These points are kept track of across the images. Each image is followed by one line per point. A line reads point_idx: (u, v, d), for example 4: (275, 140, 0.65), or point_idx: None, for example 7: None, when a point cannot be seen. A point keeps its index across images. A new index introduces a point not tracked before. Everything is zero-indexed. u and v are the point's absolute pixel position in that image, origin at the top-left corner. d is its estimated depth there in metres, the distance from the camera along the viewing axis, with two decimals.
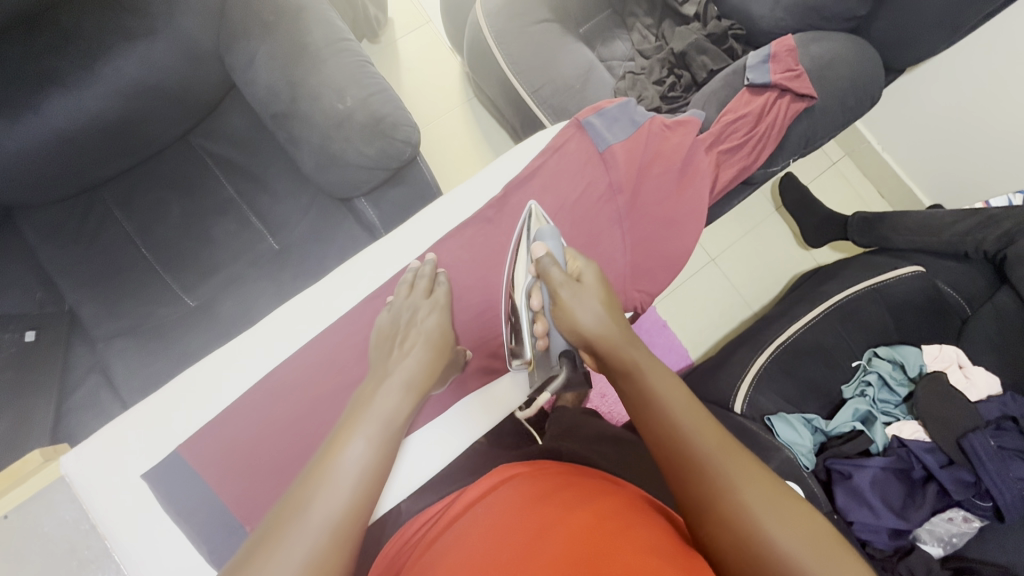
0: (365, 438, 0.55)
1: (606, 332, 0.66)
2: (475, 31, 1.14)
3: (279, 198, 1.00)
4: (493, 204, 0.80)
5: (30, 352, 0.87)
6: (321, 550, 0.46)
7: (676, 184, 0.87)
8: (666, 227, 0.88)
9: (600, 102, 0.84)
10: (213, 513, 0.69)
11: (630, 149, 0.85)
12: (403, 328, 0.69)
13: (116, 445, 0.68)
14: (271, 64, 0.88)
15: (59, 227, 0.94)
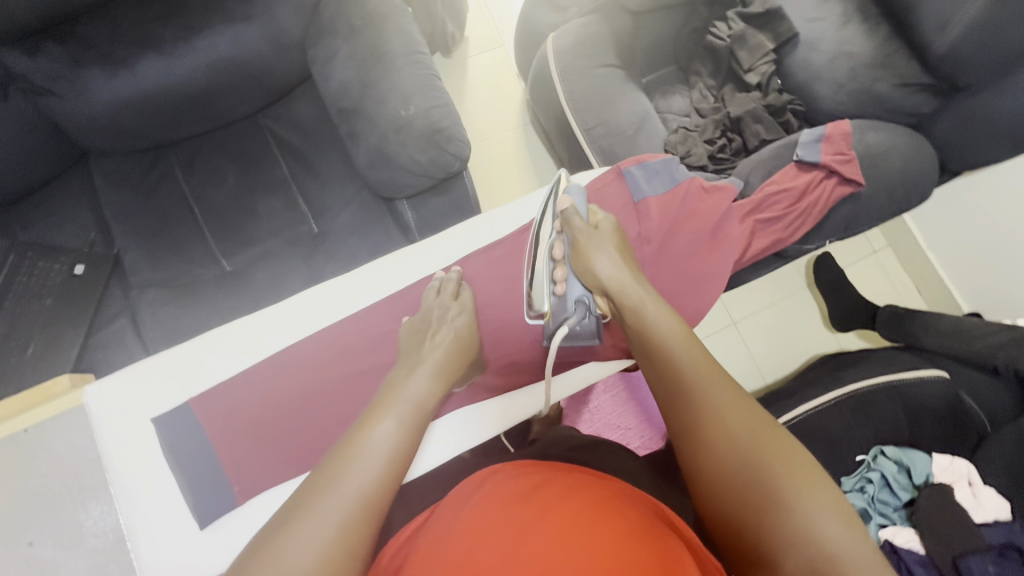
0: (395, 421, 0.58)
1: (621, 275, 0.71)
2: (542, 63, 1.19)
3: (327, 186, 1.05)
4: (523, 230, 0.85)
5: (73, 282, 0.95)
6: (352, 517, 0.48)
7: (705, 245, 0.87)
8: (688, 285, 0.86)
9: (644, 155, 0.88)
10: (207, 467, 0.72)
11: (665, 203, 0.87)
12: (435, 323, 0.73)
13: (135, 386, 0.73)
14: (348, 63, 0.94)
15: (125, 175, 1.01)
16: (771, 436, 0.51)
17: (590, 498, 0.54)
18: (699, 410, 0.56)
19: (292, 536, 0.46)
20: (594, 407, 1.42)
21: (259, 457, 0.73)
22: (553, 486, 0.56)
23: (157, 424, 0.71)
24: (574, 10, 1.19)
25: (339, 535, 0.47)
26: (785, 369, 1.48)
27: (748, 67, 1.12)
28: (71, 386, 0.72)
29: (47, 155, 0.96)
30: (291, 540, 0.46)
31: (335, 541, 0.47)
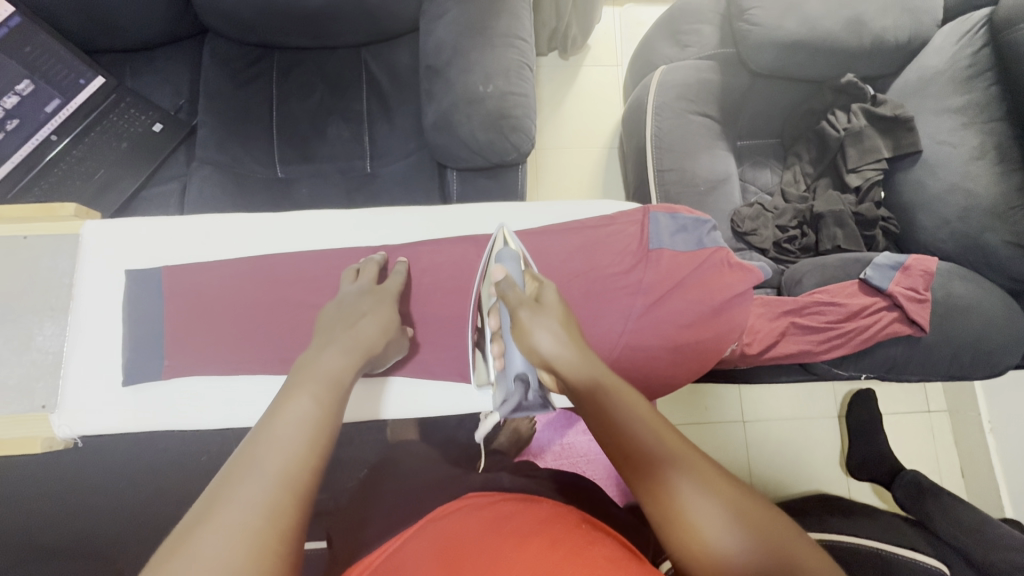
0: (312, 397, 0.55)
1: (565, 354, 0.61)
2: (643, 92, 1.16)
3: (394, 133, 1.08)
4: (536, 235, 0.83)
5: (151, 136, 1.04)
6: (272, 499, 0.45)
7: (702, 320, 0.78)
8: (669, 354, 0.78)
9: (677, 206, 0.82)
10: (151, 332, 0.79)
11: (679, 262, 0.80)
12: (348, 311, 0.71)
13: (128, 238, 0.81)
14: (452, 26, 0.95)
15: (228, 61, 1.08)
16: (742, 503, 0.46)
17: (568, 533, 0.52)
18: (661, 490, 0.48)
19: (208, 529, 0.42)
20: (567, 443, 1.38)
21: (202, 344, 0.79)
22: (515, 521, 0.55)
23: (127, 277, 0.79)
24: (695, 50, 1.12)
25: (265, 522, 0.43)
26: (779, 490, 1.36)
27: (852, 167, 1.03)
28: (74, 216, 0.79)
29: (170, 21, 1.05)
30: (207, 534, 0.42)
31: (260, 531, 0.43)
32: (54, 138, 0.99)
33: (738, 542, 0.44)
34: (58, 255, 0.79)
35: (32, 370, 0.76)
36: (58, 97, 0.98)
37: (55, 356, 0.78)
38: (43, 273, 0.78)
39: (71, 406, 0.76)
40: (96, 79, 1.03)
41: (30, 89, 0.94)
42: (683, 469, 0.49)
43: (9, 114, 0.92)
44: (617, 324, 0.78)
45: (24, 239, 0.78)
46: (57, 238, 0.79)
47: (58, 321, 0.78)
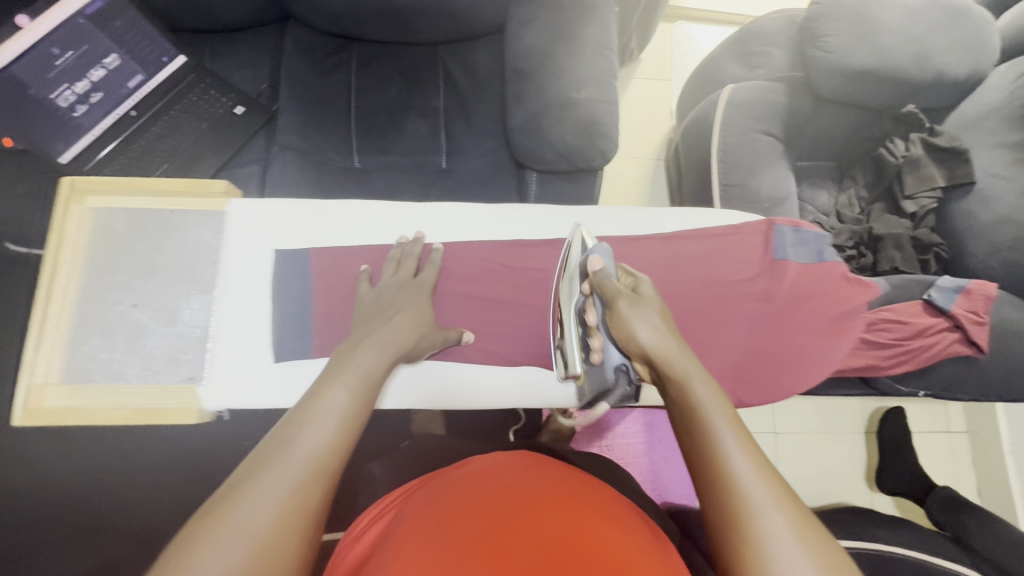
0: (346, 388, 0.57)
1: (664, 344, 0.60)
2: (710, 108, 1.19)
3: (472, 131, 1.10)
4: (663, 238, 0.79)
5: (232, 118, 1.05)
6: (301, 481, 0.46)
7: (823, 330, 0.79)
8: (791, 361, 0.78)
9: (802, 220, 0.80)
10: (300, 314, 0.78)
11: (803, 274, 0.80)
12: (386, 306, 0.72)
13: (275, 217, 0.81)
14: (541, 32, 0.97)
15: (308, 50, 1.09)
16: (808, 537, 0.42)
17: (550, 481, 0.60)
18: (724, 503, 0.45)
19: (243, 499, 0.44)
20: (606, 444, 1.40)
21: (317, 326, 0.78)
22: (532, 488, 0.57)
23: (277, 256, 0.79)
24: (764, 70, 1.18)
25: (291, 500, 0.45)
26: (807, 501, 1.40)
27: (908, 194, 1.08)
28: (222, 193, 0.79)
29: (257, 6, 1.06)
30: (242, 505, 0.43)
31: (288, 506, 0.44)
32: (133, 113, 1.00)
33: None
34: (195, 230, 0.78)
35: (179, 342, 0.76)
36: (141, 73, 0.99)
37: (202, 330, 0.77)
38: (190, 246, 0.78)
39: (217, 380, 0.75)
40: (177, 59, 1.03)
41: (116, 63, 0.95)
42: (761, 503, 0.43)
43: (94, 87, 0.93)
44: (744, 331, 0.77)
45: (169, 213, 0.78)
46: (203, 214, 0.79)
47: (202, 297, 0.77)
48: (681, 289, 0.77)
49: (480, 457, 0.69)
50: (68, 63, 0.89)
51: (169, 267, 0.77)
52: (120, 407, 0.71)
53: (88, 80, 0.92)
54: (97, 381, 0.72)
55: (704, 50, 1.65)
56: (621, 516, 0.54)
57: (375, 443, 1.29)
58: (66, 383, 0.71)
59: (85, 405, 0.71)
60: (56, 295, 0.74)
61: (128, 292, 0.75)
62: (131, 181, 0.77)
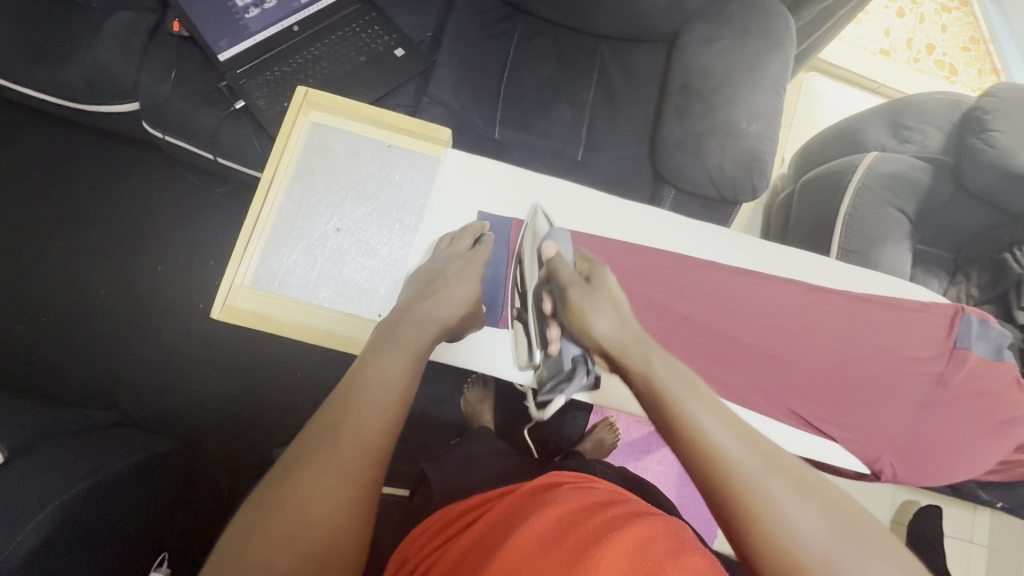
0: (396, 358, 0.58)
1: (622, 336, 0.61)
2: (849, 169, 1.18)
3: (615, 132, 1.08)
4: (851, 297, 0.75)
5: (389, 57, 1.03)
6: (350, 464, 0.48)
7: (987, 428, 0.73)
8: (950, 453, 0.72)
9: (992, 314, 0.75)
10: (493, 282, 0.76)
11: (983, 368, 0.73)
12: (437, 274, 0.69)
13: (483, 177, 0.80)
14: (722, 55, 0.97)
15: (478, 11, 1.08)
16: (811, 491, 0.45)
17: (614, 509, 0.58)
18: (726, 492, 0.45)
19: (299, 479, 0.46)
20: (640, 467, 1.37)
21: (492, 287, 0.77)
22: (587, 515, 0.56)
23: (480, 218, 0.78)
24: (914, 147, 1.18)
25: (342, 485, 0.47)
26: None
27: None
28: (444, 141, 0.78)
29: None
30: (297, 489, 0.46)
31: (336, 492, 0.47)
32: (295, 29, 1.00)
33: (811, 532, 0.43)
34: (392, 167, 0.78)
35: (374, 276, 0.74)
36: None
37: (397, 270, 0.75)
38: (403, 183, 0.77)
39: None
40: None
41: None
42: (754, 474, 0.46)
43: None
44: (912, 411, 0.72)
45: (387, 147, 0.78)
46: (419, 156, 0.79)
47: (403, 239, 0.76)
48: (852, 353, 0.74)
49: (553, 479, 0.69)
50: None
51: (374, 199, 0.76)
52: (313, 326, 0.71)
53: None
54: (289, 296, 0.71)
55: (829, 106, 1.63)
56: (692, 548, 0.50)
57: (425, 411, 1.29)
58: (259, 288, 0.71)
59: (278, 316, 0.71)
60: (268, 200, 0.73)
61: (336, 213, 0.75)
62: (359, 107, 0.76)
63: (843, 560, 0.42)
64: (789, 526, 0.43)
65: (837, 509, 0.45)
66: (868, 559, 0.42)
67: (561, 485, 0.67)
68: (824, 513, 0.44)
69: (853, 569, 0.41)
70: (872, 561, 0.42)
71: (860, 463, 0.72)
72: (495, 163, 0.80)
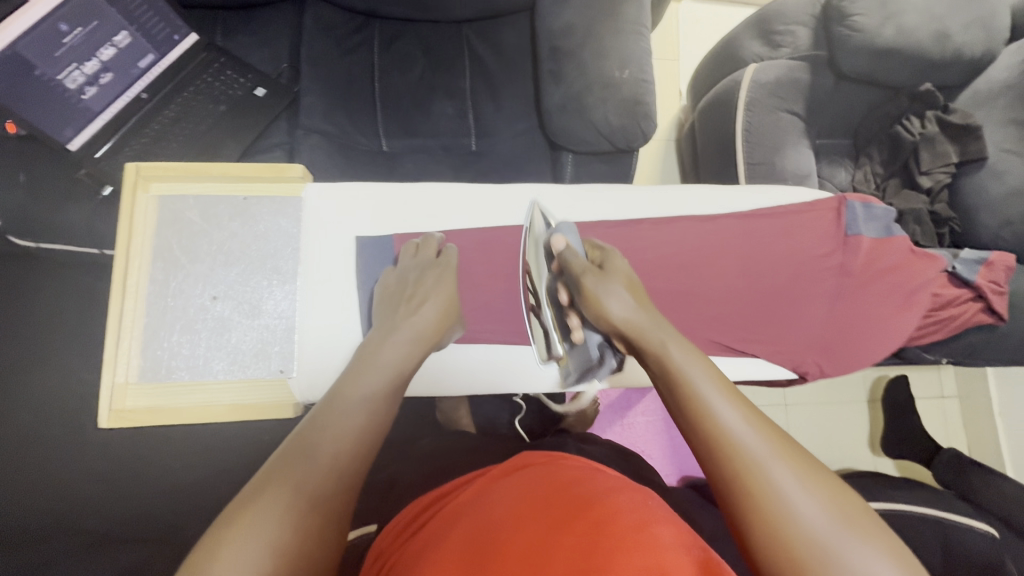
0: (376, 385, 0.59)
1: (638, 319, 0.62)
2: (733, 87, 1.20)
3: (501, 112, 1.07)
4: (739, 217, 0.77)
5: (251, 100, 1.00)
6: (323, 486, 0.48)
7: (898, 300, 0.78)
8: (872, 333, 0.76)
9: (871, 196, 0.79)
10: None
11: (877, 248, 0.78)
12: (412, 290, 0.70)
13: (354, 201, 0.77)
14: (580, 9, 0.95)
15: (330, 27, 1.04)
16: (815, 476, 0.45)
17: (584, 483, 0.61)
18: (736, 475, 0.46)
19: (269, 502, 0.45)
20: (627, 423, 1.42)
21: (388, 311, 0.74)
22: (557, 496, 0.57)
23: (361, 243, 0.76)
24: (788, 50, 1.20)
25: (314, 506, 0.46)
26: None
27: (925, 170, 1.13)
28: (300, 177, 0.75)
29: None
30: (270, 507, 0.45)
31: (310, 519, 0.45)
32: (144, 96, 0.94)
33: (813, 518, 0.43)
34: (263, 218, 0.74)
35: (265, 335, 0.72)
36: (152, 53, 0.92)
37: (287, 321, 0.73)
38: (270, 234, 0.74)
39: (308, 373, 0.72)
40: (189, 37, 0.97)
41: (127, 42, 0.88)
42: (758, 452, 0.46)
43: (104, 67, 0.87)
44: (826, 306, 0.75)
45: (244, 199, 0.74)
46: (280, 200, 0.75)
47: (285, 288, 0.74)
48: (758, 268, 0.76)
49: (526, 461, 0.71)
50: (77, 39, 0.82)
51: (243, 256, 0.73)
52: (214, 404, 0.69)
53: (97, 59, 0.85)
54: (181, 379, 0.69)
55: (709, 28, 1.65)
56: (659, 519, 0.53)
57: (402, 433, 1.28)
58: (147, 382, 0.68)
59: (174, 404, 0.68)
60: (132, 291, 0.70)
61: (208, 284, 0.72)
62: (199, 167, 0.72)
63: (841, 547, 0.42)
64: (789, 508, 0.44)
65: (842, 501, 0.44)
66: (860, 540, 0.42)
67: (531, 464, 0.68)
68: (826, 499, 0.44)
69: (842, 547, 0.41)
70: (865, 546, 0.42)
71: (788, 369, 0.76)
72: (367, 184, 0.78)
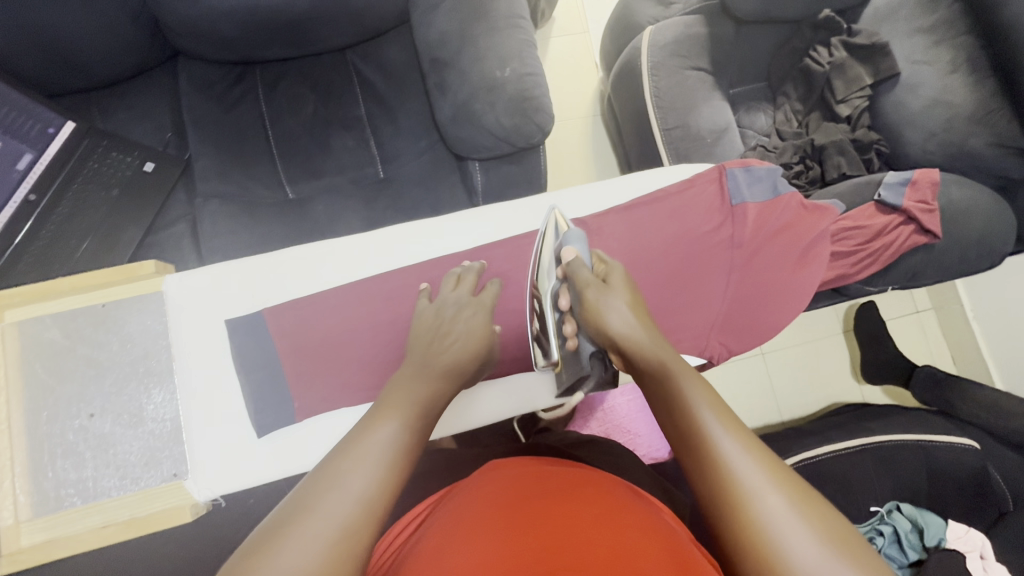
0: (400, 422, 0.55)
1: (636, 335, 0.61)
2: (634, 55, 1.18)
3: (401, 133, 1.05)
4: (621, 209, 0.79)
5: (143, 178, 0.97)
6: (350, 519, 0.45)
7: (793, 261, 0.82)
8: (770, 300, 0.80)
9: (750, 158, 0.81)
10: (272, 380, 0.75)
11: (763, 212, 0.81)
12: (446, 322, 0.69)
13: (226, 280, 0.77)
14: (450, 15, 0.92)
15: (208, 85, 1.01)
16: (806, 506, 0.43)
17: (571, 502, 0.59)
18: (729, 497, 0.45)
19: (290, 537, 0.43)
20: (608, 406, 1.40)
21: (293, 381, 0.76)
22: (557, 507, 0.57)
23: (230, 325, 0.75)
24: (681, 6, 1.19)
25: (339, 536, 0.44)
26: (803, 410, 1.47)
27: (841, 98, 1.11)
28: (154, 272, 0.75)
29: (140, 50, 0.96)
30: (292, 545, 0.42)
31: (333, 549, 0.43)
32: (32, 198, 0.87)
33: (800, 546, 0.41)
34: (143, 315, 0.74)
35: (153, 441, 0.72)
36: (29, 152, 0.87)
37: (172, 422, 0.73)
38: (136, 335, 0.73)
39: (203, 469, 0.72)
40: (65, 126, 0.92)
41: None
42: (751, 478, 0.45)
43: None
44: (722, 281, 0.79)
45: (102, 307, 0.72)
46: (140, 299, 0.74)
47: (163, 388, 0.73)
48: (651, 256, 0.78)
49: (516, 468, 0.70)
50: None
51: (106, 363, 0.72)
52: (108, 524, 0.68)
53: None
54: (73, 504, 0.68)
55: None
56: (655, 540, 0.53)
57: None
58: (41, 516, 0.67)
59: (67, 533, 0.67)
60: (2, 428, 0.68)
61: (84, 401, 0.71)
62: (46, 285, 0.71)
63: None
64: (776, 537, 0.42)
65: (827, 523, 0.42)
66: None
67: (515, 473, 0.68)
68: (817, 531, 0.42)
69: None
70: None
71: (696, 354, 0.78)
72: (248, 259, 0.78)
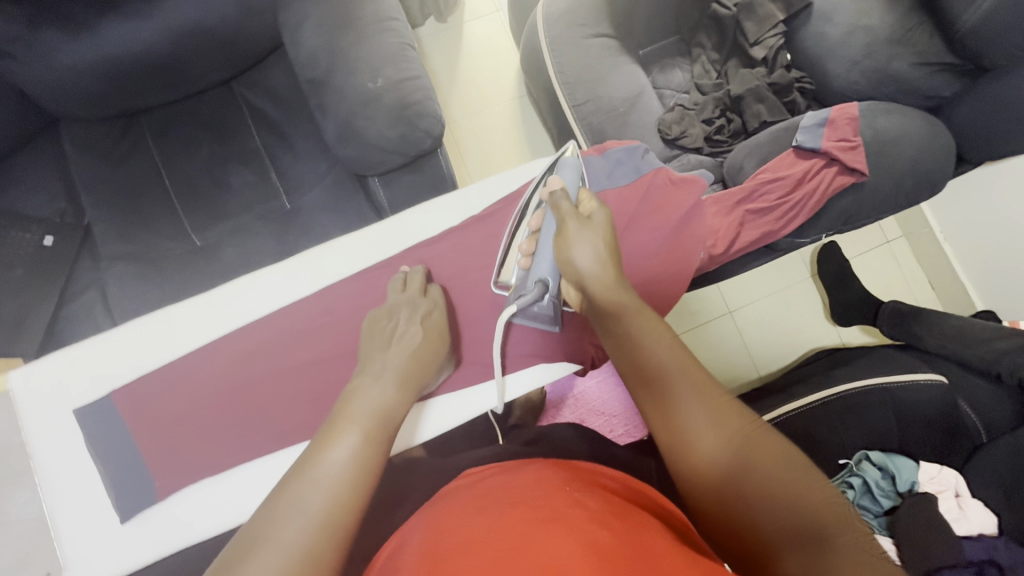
0: (360, 435, 0.55)
1: (602, 274, 0.62)
2: (533, 31, 1.12)
3: (300, 158, 1.01)
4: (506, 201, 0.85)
5: (44, 252, 0.95)
6: (310, 547, 0.45)
7: (665, 242, 0.83)
8: (645, 285, 0.81)
9: (604, 145, 0.88)
10: (131, 463, 0.75)
11: (625, 197, 0.85)
12: (395, 321, 0.71)
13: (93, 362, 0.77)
14: (317, 30, 0.87)
15: (94, 143, 0.99)
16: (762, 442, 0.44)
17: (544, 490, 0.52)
18: (693, 437, 0.46)
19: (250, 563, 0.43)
20: (579, 392, 1.37)
21: (215, 434, 0.77)
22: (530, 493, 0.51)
23: (79, 415, 0.75)
24: None
25: (299, 562, 0.44)
26: (779, 363, 1.44)
27: (753, 40, 1.05)
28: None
29: (13, 122, 0.94)
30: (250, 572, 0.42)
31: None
32: None
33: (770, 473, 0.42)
34: None
35: None
36: None
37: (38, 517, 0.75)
38: None
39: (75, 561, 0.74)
40: None
41: None
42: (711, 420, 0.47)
43: None
44: None
45: None
46: None
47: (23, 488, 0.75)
48: None
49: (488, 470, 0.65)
50: None
51: None
52: None
53: None
54: None
55: None
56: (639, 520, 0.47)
57: None
58: None
59: None
60: None
61: None
62: None
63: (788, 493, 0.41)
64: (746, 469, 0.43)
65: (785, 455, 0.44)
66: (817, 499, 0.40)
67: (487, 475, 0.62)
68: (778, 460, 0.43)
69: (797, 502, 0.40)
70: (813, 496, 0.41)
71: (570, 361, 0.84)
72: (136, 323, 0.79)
